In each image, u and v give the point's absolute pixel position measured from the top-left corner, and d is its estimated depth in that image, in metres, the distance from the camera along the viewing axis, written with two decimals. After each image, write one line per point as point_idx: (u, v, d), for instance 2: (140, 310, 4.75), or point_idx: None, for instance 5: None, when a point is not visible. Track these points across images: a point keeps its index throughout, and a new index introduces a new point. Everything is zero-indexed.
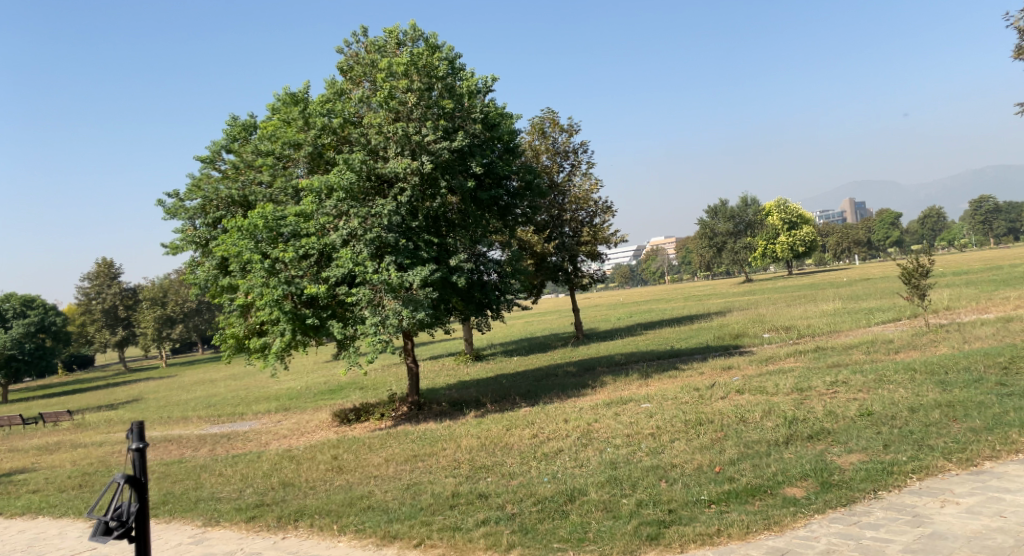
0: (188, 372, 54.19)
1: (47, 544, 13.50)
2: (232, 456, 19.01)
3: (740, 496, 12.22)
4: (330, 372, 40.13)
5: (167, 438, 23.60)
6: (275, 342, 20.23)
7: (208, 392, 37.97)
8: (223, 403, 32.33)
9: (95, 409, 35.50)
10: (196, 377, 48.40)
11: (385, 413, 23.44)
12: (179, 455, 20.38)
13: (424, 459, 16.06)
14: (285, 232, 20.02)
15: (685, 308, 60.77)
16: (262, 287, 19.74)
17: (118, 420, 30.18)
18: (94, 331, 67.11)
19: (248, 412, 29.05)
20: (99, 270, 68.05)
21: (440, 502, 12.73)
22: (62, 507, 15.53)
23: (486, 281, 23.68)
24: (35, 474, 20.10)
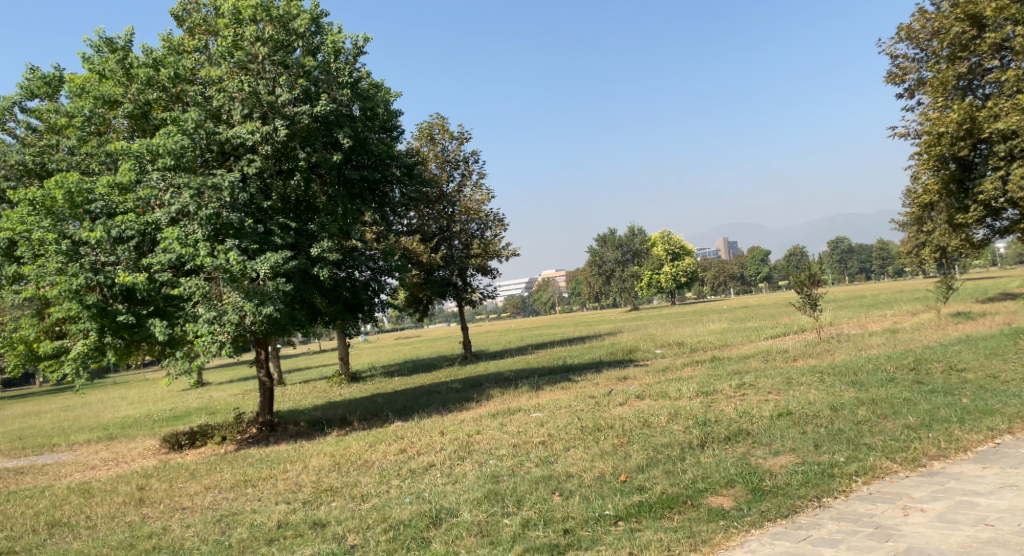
0: (16, 405, 47.71)
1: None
2: (10, 495, 15.79)
3: (654, 509, 9.57)
4: (180, 398, 35.52)
5: None
6: (78, 345, 16.79)
7: (28, 424, 32.70)
8: (39, 436, 27.46)
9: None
10: (24, 409, 42.32)
11: (227, 436, 19.70)
12: None
13: (257, 485, 12.63)
14: (95, 208, 16.76)
15: (573, 332, 59.06)
16: (58, 275, 16.31)
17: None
18: None
19: (65, 443, 24.54)
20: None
21: (256, 536, 9.48)
22: None
23: (359, 278, 20.22)
24: None
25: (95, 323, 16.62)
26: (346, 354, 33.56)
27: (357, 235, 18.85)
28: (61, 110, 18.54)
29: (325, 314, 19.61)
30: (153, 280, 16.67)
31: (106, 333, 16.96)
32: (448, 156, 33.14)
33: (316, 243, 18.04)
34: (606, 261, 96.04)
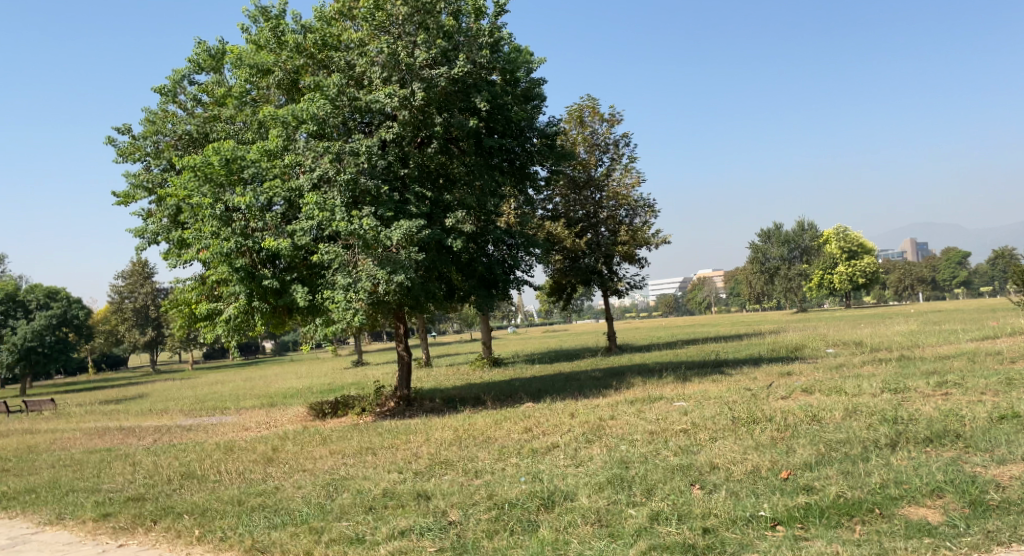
0: (207, 375, 51.32)
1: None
2: (163, 448, 16.22)
3: (828, 515, 8.07)
4: (341, 373, 36.68)
5: (126, 430, 20.73)
6: (230, 308, 17.04)
7: (210, 389, 34.97)
8: (213, 399, 29.06)
9: (84, 403, 32.32)
10: (212, 378, 45.43)
11: (366, 408, 19.49)
12: (116, 445, 18.08)
13: (377, 453, 12.08)
14: (247, 174, 16.81)
15: (745, 329, 55.87)
16: (213, 239, 16.44)
17: (93, 413, 27.00)
18: (125, 332, 61.97)
19: (232, 407, 25.67)
20: (136, 269, 62.07)
21: (356, 502, 8.84)
22: None
23: (494, 253, 19.27)
24: None
25: (244, 287, 16.70)
26: (490, 338, 33.02)
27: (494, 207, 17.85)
28: (224, 82, 19.02)
29: (458, 289, 18.79)
30: (296, 248, 16.40)
31: (254, 298, 17.04)
32: (598, 140, 31.54)
33: (451, 213, 17.16)
34: (770, 259, 91.88)
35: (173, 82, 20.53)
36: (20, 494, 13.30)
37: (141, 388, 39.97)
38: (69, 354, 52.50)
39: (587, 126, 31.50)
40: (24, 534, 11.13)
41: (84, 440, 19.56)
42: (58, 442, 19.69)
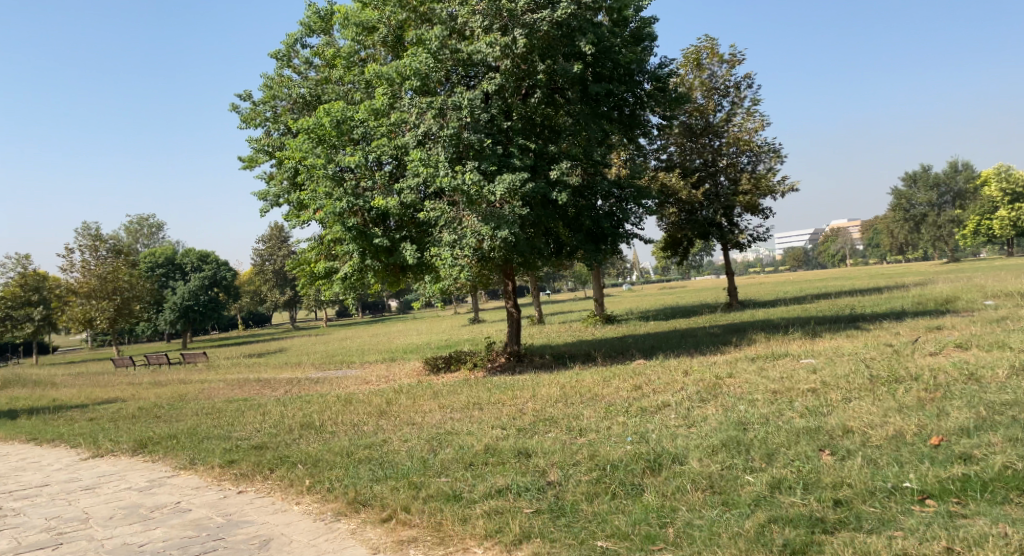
0: (341, 331, 53.58)
1: (31, 508, 11.19)
2: (292, 398, 16.84)
3: (991, 489, 7.29)
4: (462, 329, 37.38)
5: (259, 381, 21.86)
6: (346, 266, 17.41)
7: (340, 344, 36.51)
8: (343, 353, 30.25)
9: (229, 357, 34.41)
10: (345, 333, 47.40)
11: (478, 363, 19.66)
12: (249, 394, 19.09)
13: (483, 408, 12.10)
14: (357, 134, 16.99)
15: (891, 282, 52.49)
16: (327, 199, 16.81)
17: (236, 366, 28.72)
18: (267, 292, 65.44)
19: (358, 361, 26.61)
20: (273, 233, 65.09)
21: (456, 458, 8.86)
22: (71, 467, 13.37)
23: (603, 206, 18.73)
24: (108, 414, 18.66)
25: (357, 246, 16.93)
26: (602, 296, 32.58)
27: (601, 157, 17.25)
28: (334, 43, 19.29)
29: (566, 244, 18.45)
30: (406, 206, 16.49)
31: (367, 256, 17.27)
32: (717, 83, 30.08)
33: (556, 165, 16.68)
34: (916, 205, 86.26)
35: (289, 46, 21.03)
36: (162, 440, 14.17)
37: (279, 344, 42.20)
38: (220, 312, 55.39)
39: (705, 69, 30.11)
40: (162, 477, 11.87)
41: (224, 390, 20.80)
42: (202, 392, 20.94)
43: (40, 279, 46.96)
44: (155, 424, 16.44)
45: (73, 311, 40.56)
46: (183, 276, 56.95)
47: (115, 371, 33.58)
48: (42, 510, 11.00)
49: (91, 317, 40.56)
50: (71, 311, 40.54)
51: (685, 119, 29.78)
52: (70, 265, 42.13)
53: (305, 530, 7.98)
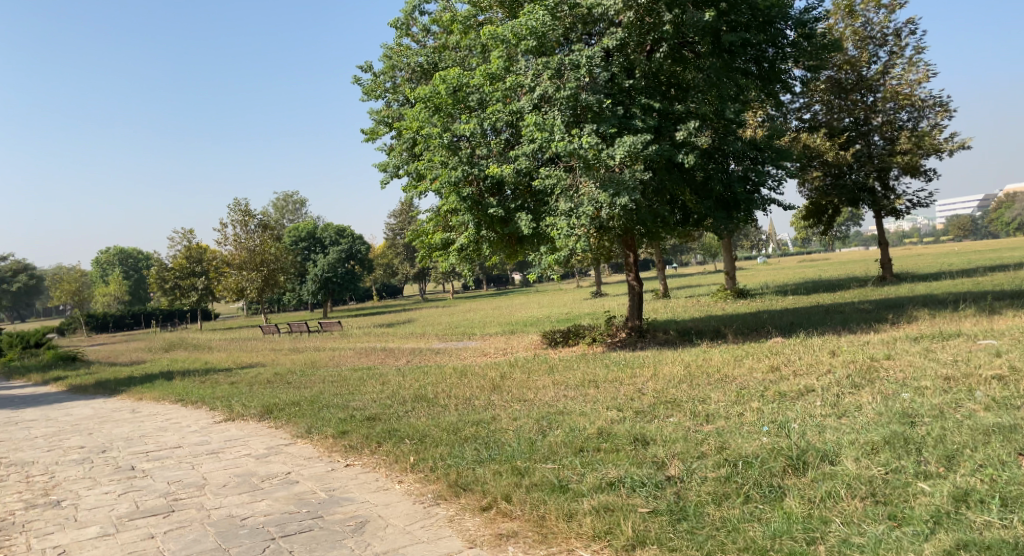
0: (470, 302, 53.86)
1: (157, 470, 11.14)
2: (413, 367, 16.50)
3: None
4: (589, 302, 36.51)
5: (384, 350, 21.90)
6: (462, 237, 16.86)
7: (466, 315, 36.53)
8: (470, 325, 30.08)
9: (362, 326, 35.16)
10: (474, 305, 47.51)
11: (597, 338, 18.78)
12: (373, 362, 19.08)
13: (599, 386, 11.27)
14: (473, 101, 16.32)
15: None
16: (443, 169, 16.28)
17: (368, 334, 29.19)
18: (398, 265, 66.61)
19: (484, 332, 26.33)
20: (404, 207, 66.16)
21: (566, 442, 8.13)
22: (199, 429, 13.59)
23: (736, 169, 17.30)
24: (242, 379, 19.15)
25: (472, 216, 16.40)
26: (732, 269, 30.86)
27: (733, 116, 15.84)
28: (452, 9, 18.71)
29: (694, 211, 17.14)
30: (521, 174, 15.69)
31: (482, 227, 16.71)
32: (872, 32, 27.47)
33: (682, 125, 15.45)
34: None
35: (409, 16, 20.67)
36: (287, 406, 14.10)
37: (411, 314, 42.87)
38: (357, 284, 56.82)
39: (858, 16, 27.53)
40: (280, 444, 11.69)
41: (351, 358, 20.95)
42: (332, 360, 21.15)
43: (199, 251, 49.86)
44: (280, 390, 16.62)
45: (227, 281, 42.96)
46: (324, 248, 58.99)
47: (262, 336, 35.07)
48: (167, 472, 10.94)
49: (244, 287, 42.71)
50: (226, 281, 43.14)
51: (833, 73, 27.43)
52: (224, 239, 44.36)
53: (403, 514, 7.48)
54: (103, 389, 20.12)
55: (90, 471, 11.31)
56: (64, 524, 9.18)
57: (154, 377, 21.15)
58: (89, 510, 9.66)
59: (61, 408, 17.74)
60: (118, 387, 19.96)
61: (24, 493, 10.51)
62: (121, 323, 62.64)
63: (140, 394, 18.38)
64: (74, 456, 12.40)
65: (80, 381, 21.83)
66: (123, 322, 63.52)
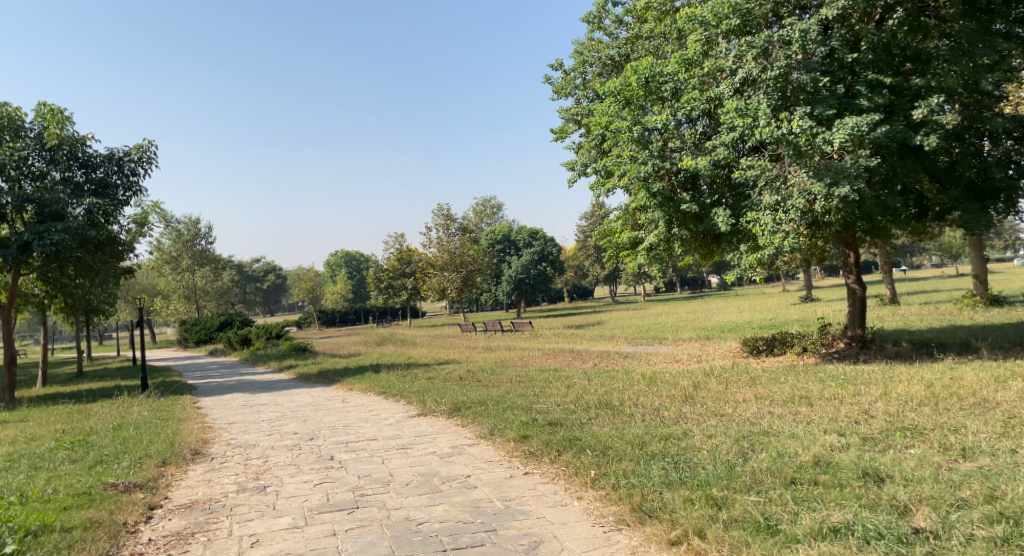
0: (667, 305, 51.84)
1: (350, 462, 10.77)
2: (599, 372, 15.50)
3: None
4: (795, 309, 33.52)
5: (577, 352, 21.07)
6: (650, 236, 15.39)
7: (662, 319, 34.91)
8: (665, 328, 28.51)
9: (555, 326, 34.75)
10: (669, 308, 45.53)
11: (809, 348, 16.84)
12: (563, 363, 18.28)
13: (813, 404, 9.79)
14: (667, 91, 14.96)
15: None
16: (631, 164, 15.00)
17: (560, 335, 28.64)
18: (591, 266, 65.42)
19: (676, 336, 24.44)
20: (597, 209, 65.32)
21: (775, 471, 6.96)
22: (390, 423, 13.39)
23: (993, 151, 14.81)
24: (436, 375, 19.06)
25: (662, 213, 14.86)
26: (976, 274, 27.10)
27: (991, 86, 13.49)
28: None
29: (933, 201, 14.87)
30: (719, 166, 14.14)
31: (674, 224, 15.08)
32: None
33: (920, 101, 13.45)
34: None
35: (603, 10, 19.79)
36: (474, 405, 13.54)
37: (606, 316, 41.88)
38: (549, 285, 56.07)
39: None
40: (463, 444, 10.79)
41: (542, 358, 20.31)
42: (522, 359, 20.72)
43: (411, 253, 52.03)
44: (472, 387, 16.27)
45: (431, 282, 44.21)
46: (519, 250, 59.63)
47: (461, 334, 35.63)
48: (359, 465, 10.49)
49: (444, 286, 43.81)
50: (429, 282, 44.41)
51: None
52: (430, 241, 45.93)
53: (581, 538, 6.61)
54: (322, 378, 20.95)
55: (295, 459, 11.29)
56: (264, 511, 9.09)
57: (362, 369, 21.77)
58: (285, 499, 9.50)
59: (283, 395, 18.58)
60: (334, 377, 20.69)
61: (239, 476, 10.67)
62: (345, 319, 66.89)
63: (350, 385, 18.87)
64: (287, 441, 12.66)
65: (304, 370, 22.96)
66: (346, 319, 67.86)
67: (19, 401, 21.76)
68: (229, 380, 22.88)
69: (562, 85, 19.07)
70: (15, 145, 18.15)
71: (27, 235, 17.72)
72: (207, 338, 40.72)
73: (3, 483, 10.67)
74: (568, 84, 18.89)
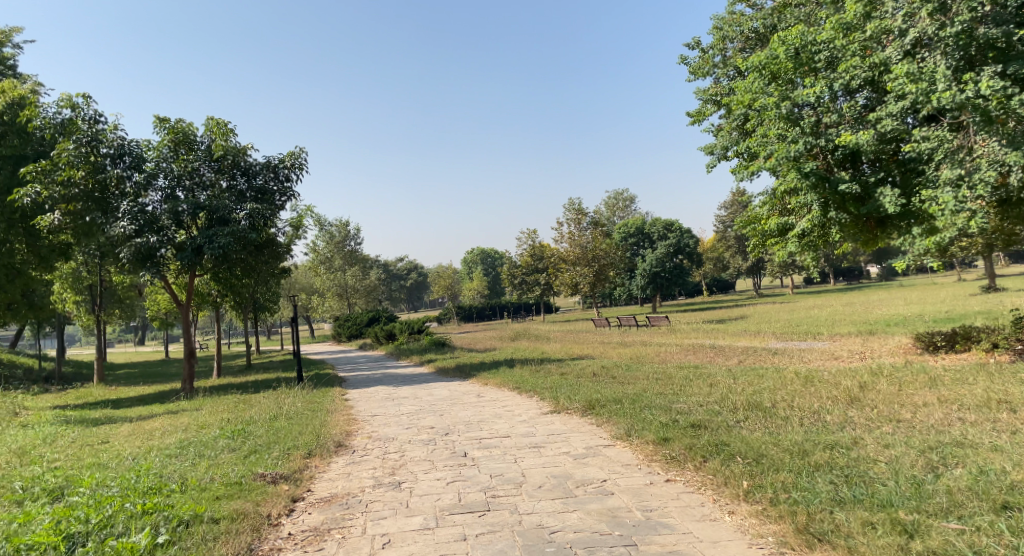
0: (815, 298, 48.84)
1: (484, 460, 10.19)
2: (745, 369, 14.34)
3: None
4: (965, 301, 30.45)
5: (720, 348, 19.82)
6: (803, 222, 14.00)
7: (811, 313, 32.66)
8: (815, 322, 26.54)
9: (690, 321, 33.35)
10: (819, 301, 42.73)
11: (999, 343, 13.83)
12: (706, 360, 17.16)
13: (1009, 417, 8.48)
14: (821, 62, 13.61)
15: None
16: (780, 144, 13.73)
17: (696, 330, 27.32)
18: (730, 258, 62.74)
19: (828, 330, 22.52)
20: (736, 199, 62.67)
21: (978, 492, 6.72)
22: (524, 420, 12.81)
23: None
24: (571, 371, 18.39)
25: (816, 196, 13.44)
26: None
27: None
28: None
29: None
30: (884, 140, 12.69)
31: (830, 207, 13.60)
32: None
33: None
34: None
35: None
36: (611, 403, 12.76)
37: (744, 311, 39.84)
38: (686, 279, 54.18)
39: None
40: (599, 445, 10.03)
41: (681, 355, 19.23)
42: (658, 356, 19.76)
43: (544, 248, 51.63)
44: (609, 383, 15.49)
45: (564, 277, 43.67)
46: (653, 242, 58.43)
47: (594, 330, 34.87)
48: (492, 463, 9.87)
49: (577, 282, 43.13)
50: (562, 277, 43.85)
51: None
52: (561, 236, 45.35)
53: None
54: (459, 373, 20.79)
55: (431, 454, 10.91)
56: (397, 510, 8.59)
57: (498, 364, 21.41)
58: (419, 497, 8.93)
59: (424, 388, 18.53)
60: (471, 371, 20.49)
61: (376, 470, 10.33)
62: (482, 315, 67.55)
63: (485, 379, 18.58)
64: (423, 436, 12.33)
65: (443, 364, 22.92)
66: (482, 314, 68.41)
67: (196, 392, 22.92)
68: (375, 374, 23.23)
69: (699, 66, 17.92)
70: (189, 157, 19.10)
71: (198, 239, 18.50)
72: (356, 333, 41.92)
73: (169, 469, 10.91)
74: (705, 64, 17.74)
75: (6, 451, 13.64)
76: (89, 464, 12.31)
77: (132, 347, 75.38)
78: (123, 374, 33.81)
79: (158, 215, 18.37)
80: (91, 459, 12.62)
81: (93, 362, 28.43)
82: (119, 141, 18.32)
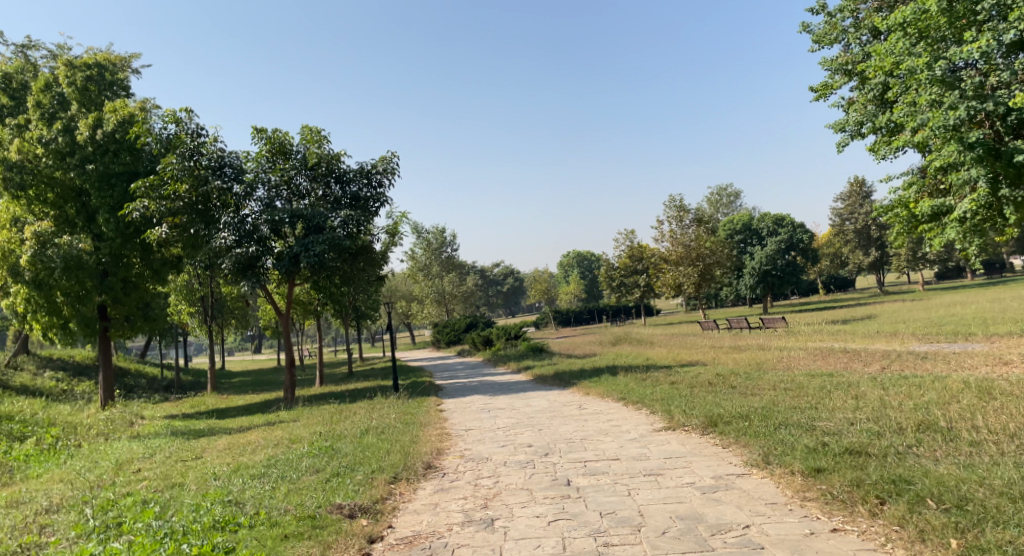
0: (946, 294, 44.76)
1: (591, 489, 8.64)
2: (895, 378, 12.20)
3: None
4: None
5: (853, 351, 17.56)
6: (964, 203, 11.77)
7: (951, 311, 29.37)
8: (960, 321, 23.60)
9: (811, 322, 30.62)
10: (953, 298, 38.93)
11: None
12: (842, 365, 15.03)
13: None
14: (983, 13, 11.47)
15: None
16: (933, 111, 11.61)
17: (819, 332, 24.84)
18: (848, 253, 58.61)
19: (982, 330, 19.88)
20: (851, 190, 58.56)
21: None
22: (635, 438, 11.14)
23: None
24: (684, 379, 16.55)
25: (984, 170, 11.24)
26: None
27: None
28: None
29: None
30: None
31: (1002, 184, 11.37)
32: None
33: None
34: None
35: None
36: (736, 419, 10.92)
37: (868, 310, 36.61)
38: (800, 276, 50.90)
39: None
40: (731, 474, 8.29)
41: (808, 360, 17.14)
42: (781, 361, 17.68)
43: (643, 249, 49.53)
44: (728, 394, 13.62)
45: (666, 277, 41.63)
46: (761, 240, 55.30)
47: (702, 333, 32.65)
48: (601, 495, 8.32)
49: (680, 282, 40.98)
50: (664, 277, 41.82)
51: None
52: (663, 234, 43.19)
53: None
54: (559, 381, 19.23)
55: (529, 481, 9.41)
56: None
57: (601, 371, 19.73)
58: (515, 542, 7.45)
59: (520, 399, 17.02)
60: (572, 379, 18.91)
61: (467, 501, 8.87)
62: (582, 318, 65.91)
63: (588, 388, 16.98)
64: (519, 457, 10.84)
65: (541, 372, 21.39)
66: (582, 318, 66.66)
67: (297, 402, 22.17)
68: (472, 381, 21.95)
69: (823, 34, 15.84)
70: (285, 167, 18.19)
71: (296, 248, 17.58)
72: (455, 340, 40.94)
73: (242, 496, 9.78)
74: (829, 32, 15.69)
75: (102, 466, 13.03)
76: (172, 484, 11.39)
77: (250, 355, 77.79)
78: (237, 382, 33.93)
79: (259, 226, 17.61)
80: (179, 478, 11.71)
81: (208, 371, 28.36)
82: (218, 153, 17.52)
